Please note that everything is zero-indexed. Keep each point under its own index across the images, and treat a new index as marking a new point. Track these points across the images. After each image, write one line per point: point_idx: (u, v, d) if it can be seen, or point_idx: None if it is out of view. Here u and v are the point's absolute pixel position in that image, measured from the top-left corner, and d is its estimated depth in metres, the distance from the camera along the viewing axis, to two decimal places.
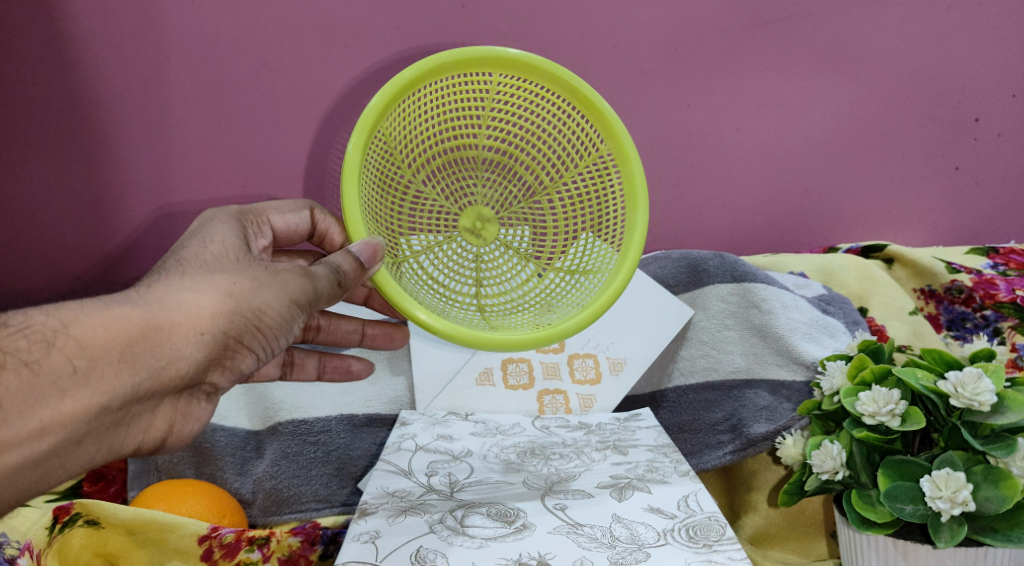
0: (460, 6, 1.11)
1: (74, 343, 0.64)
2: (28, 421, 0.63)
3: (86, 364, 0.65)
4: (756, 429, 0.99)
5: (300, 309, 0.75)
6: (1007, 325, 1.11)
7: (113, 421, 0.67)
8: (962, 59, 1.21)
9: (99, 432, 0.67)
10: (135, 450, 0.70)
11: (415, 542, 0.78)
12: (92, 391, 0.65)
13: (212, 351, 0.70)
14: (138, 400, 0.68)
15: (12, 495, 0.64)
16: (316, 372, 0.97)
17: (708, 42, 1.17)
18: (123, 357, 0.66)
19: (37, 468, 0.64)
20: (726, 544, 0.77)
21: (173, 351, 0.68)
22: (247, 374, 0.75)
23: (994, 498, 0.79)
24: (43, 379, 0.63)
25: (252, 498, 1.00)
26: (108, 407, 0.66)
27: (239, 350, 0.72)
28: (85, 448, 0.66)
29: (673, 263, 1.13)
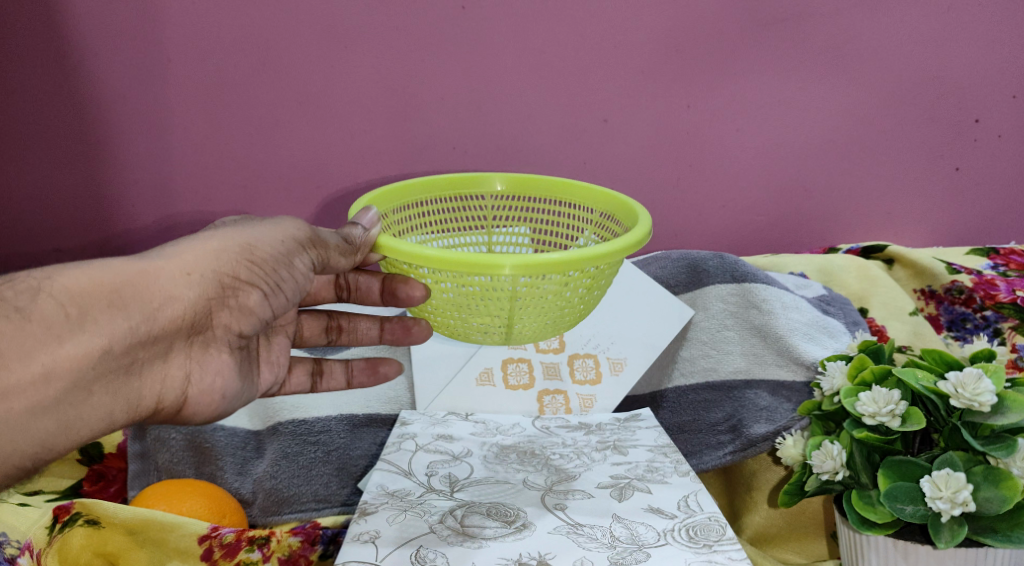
0: (460, 7, 1.13)
1: (63, 291, 0.65)
2: (31, 368, 0.64)
3: (78, 310, 0.65)
4: (756, 429, 0.99)
5: (293, 249, 0.76)
6: (1007, 325, 1.09)
7: (121, 367, 0.69)
8: (963, 59, 1.21)
9: (109, 380, 0.68)
10: (151, 398, 0.73)
11: (416, 542, 0.77)
12: (91, 335, 0.66)
13: (209, 291, 0.72)
14: (141, 342, 0.69)
15: (32, 446, 0.65)
16: (345, 378, 0.94)
17: (707, 43, 1.17)
18: (113, 301, 0.67)
19: (51, 417, 0.66)
20: (726, 544, 0.77)
21: (167, 291, 0.69)
22: (257, 319, 0.76)
23: (994, 498, 0.79)
24: (37, 326, 0.64)
25: (252, 498, 1.00)
26: (111, 350, 0.67)
27: (241, 293, 0.74)
28: (98, 397, 0.68)
29: (673, 263, 1.15)
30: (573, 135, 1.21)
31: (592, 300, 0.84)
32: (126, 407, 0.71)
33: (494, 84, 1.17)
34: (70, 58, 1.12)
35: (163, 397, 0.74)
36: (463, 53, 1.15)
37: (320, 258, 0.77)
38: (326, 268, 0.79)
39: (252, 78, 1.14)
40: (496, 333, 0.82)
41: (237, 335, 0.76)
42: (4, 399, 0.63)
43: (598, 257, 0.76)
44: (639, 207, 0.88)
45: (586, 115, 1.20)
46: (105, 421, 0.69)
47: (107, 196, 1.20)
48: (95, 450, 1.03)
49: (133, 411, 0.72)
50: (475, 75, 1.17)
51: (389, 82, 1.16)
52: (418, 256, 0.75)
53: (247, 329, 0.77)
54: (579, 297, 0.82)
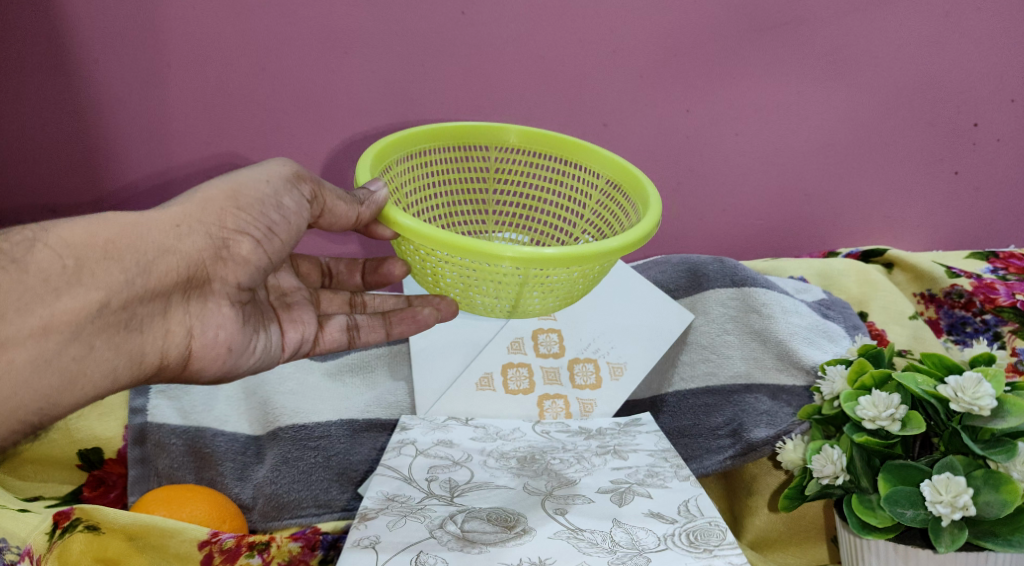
0: (460, 13, 1.15)
1: (57, 243, 0.65)
2: (30, 319, 0.63)
3: (74, 261, 0.65)
4: (756, 434, 0.99)
5: (283, 196, 0.75)
6: (1007, 329, 1.09)
7: (122, 321, 0.67)
8: (962, 63, 1.21)
9: (111, 334, 0.67)
10: (156, 356, 0.71)
11: (416, 546, 0.77)
12: (87, 287, 0.65)
13: (201, 241, 0.71)
14: (140, 293, 0.68)
15: (35, 400, 0.64)
16: (386, 331, 0.89)
17: (706, 48, 1.18)
18: (108, 252, 0.66)
19: (54, 371, 0.64)
20: (726, 549, 0.76)
21: (158, 243, 0.69)
22: (254, 269, 0.74)
23: (995, 502, 0.79)
24: (35, 278, 0.64)
25: (252, 504, 0.99)
26: (109, 302, 0.66)
27: (233, 242, 0.72)
28: (99, 352, 0.67)
29: (673, 268, 1.15)
30: (572, 140, 1.23)
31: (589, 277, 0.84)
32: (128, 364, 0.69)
33: (492, 88, 1.20)
34: (81, 63, 1.15)
35: (168, 355, 0.72)
36: (466, 55, 1.17)
37: (310, 202, 0.77)
38: (325, 216, 0.79)
39: (254, 84, 1.17)
40: (501, 306, 0.84)
41: (236, 289, 0.75)
42: (6, 351, 0.62)
43: (595, 253, 0.77)
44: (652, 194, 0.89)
45: (585, 120, 1.22)
46: (111, 377, 0.68)
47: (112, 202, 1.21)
48: (96, 455, 1.03)
49: (139, 370, 0.70)
50: (474, 80, 1.19)
51: (382, 89, 1.19)
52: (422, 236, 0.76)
53: (247, 283, 0.75)
54: (581, 278, 0.83)
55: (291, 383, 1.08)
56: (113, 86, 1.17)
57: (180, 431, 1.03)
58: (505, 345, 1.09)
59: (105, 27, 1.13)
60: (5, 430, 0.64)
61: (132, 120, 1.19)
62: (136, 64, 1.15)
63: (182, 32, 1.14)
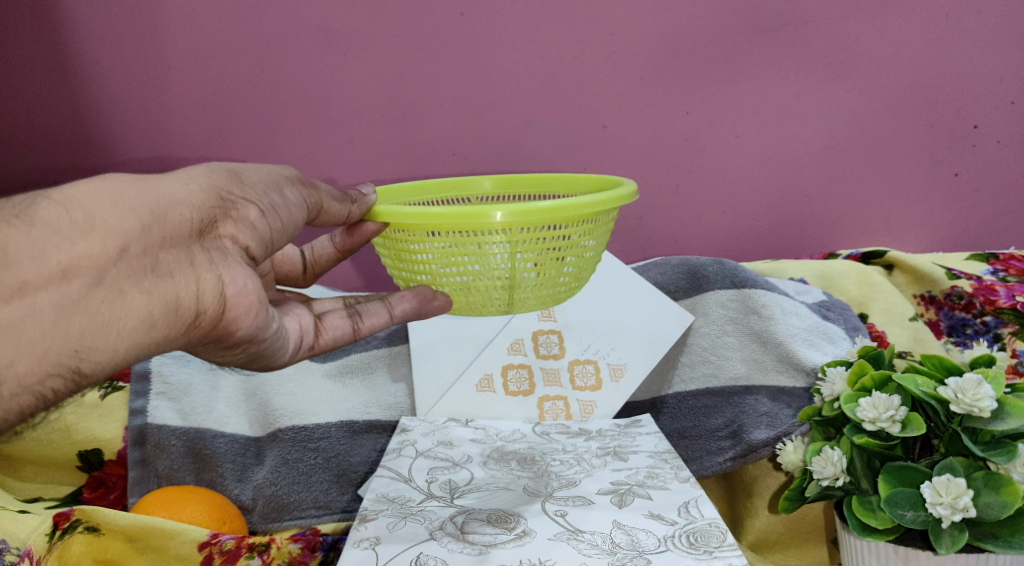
0: (460, 14, 1.18)
1: (63, 197, 0.59)
2: (46, 265, 0.57)
3: (84, 211, 0.59)
4: (757, 436, 1.00)
5: (282, 180, 0.70)
6: (1007, 331, 1.09)
7: (147, 268, 0.61)
8: (960, 65, 1.21)
9: (136, 280, 0.61)
10: (191, 304, 0.63)
11: (415, 549, 0.76)
12: (102, 233, 0.59)
13: (212, 195, 0.65)
14: (160, 240, 0.62)
15: (66, 346, 0.59)
16: (387, 312, 0.80)
17: (704, 49, 1.20)
18: (119, 201, 0.60)
19: (82, 316, 0.59)
20: (727, 550, 0.75)
21: (170, 194, 0.63)
22: (268, 237, 0.68)
23: (995, 504, 0.79)
24: (43, 229, 0.58)
25: (252, 505, 1.00)
26: (128, 249, 0.60)
27: (241, 208, 0.66)
28: (128, 298, 0.60)
29: (673, 270, 1.14)
30: (572, 142, 1.23)
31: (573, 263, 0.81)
32: (164, 307, 0.62)
33: (492, 90, 1.21)
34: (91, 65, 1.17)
35: (205, 307, 0.64)
36: (466, 56, 1.20)
37: (309, 196, 0.72)
38: (323, 216, 0.74)
39: (258, 84, 1.20)
40: (498, 299, 0.80)
41: (258, 248, 0.68)
42: (24, 296, 0.57)
43: (557, 211, 0.74)
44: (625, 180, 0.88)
45: (584, 121, 1.22)
46: (142, 326, 0.61)
47: None
48: (95, 456, 1.03)
49: (175, 320, 0.63)
50: (473, 80, 1.21)
51: (384, 91, 1.21)
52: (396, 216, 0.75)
53: (265, 244, 0.68)
54: (556, 259, 0.79)
55: (290, 385, 1.07)
56: (126, 88, 1.20)
57: (180, 432, 1.03)
58: (505, 346, 1.09)
59: (125, 30, 1.18)
60: (38, 374, 0.58)
61: (139, 121, 1.22)
62: (150, 65, 1.20)
63: (196, 35, 1.18)
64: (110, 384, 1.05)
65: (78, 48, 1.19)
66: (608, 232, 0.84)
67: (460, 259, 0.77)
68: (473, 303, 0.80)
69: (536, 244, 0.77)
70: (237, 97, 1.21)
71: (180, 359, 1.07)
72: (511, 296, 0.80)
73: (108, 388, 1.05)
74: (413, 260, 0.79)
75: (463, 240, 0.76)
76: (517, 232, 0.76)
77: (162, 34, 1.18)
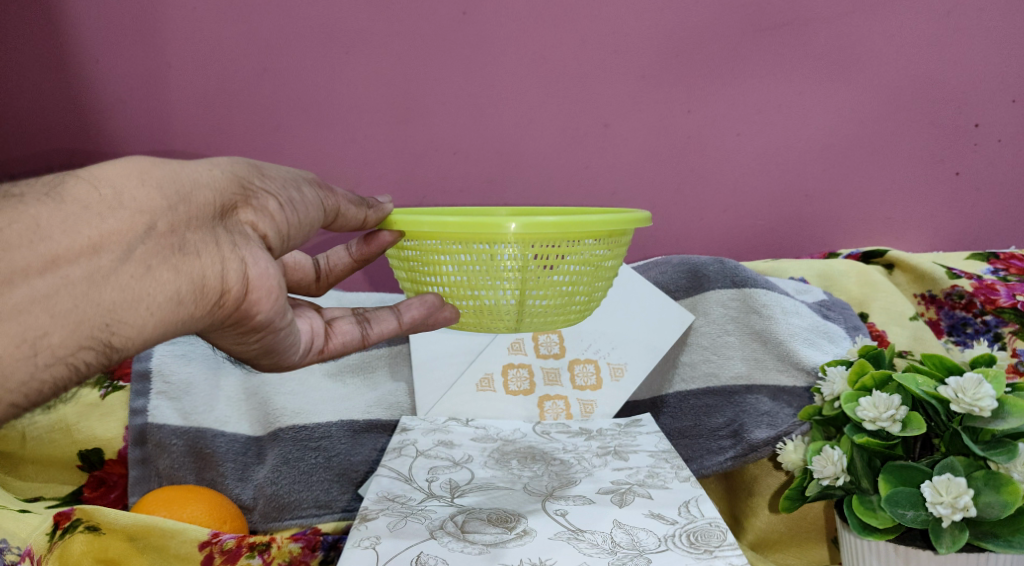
0: (461, 13, 1.19)
1: (91, 174, 0.58)
2: (76, 239, 0.56)
3: (112, 186, 0.57)
4: (757, 435, 0.99)
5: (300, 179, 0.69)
6: (1007, 330, 1.09)
7: (175, 246, 0.60)
8: (961, 64, 1.22)
9: (166, 256, 0.59)
10: (216, 284, 0.62)
11: (416, 548, 0.75)
12: (130, 208, 0.57)
13: (235, 180, 0.64)
14: (188, 218, 0.60)
15: (97, 318, 0.57)
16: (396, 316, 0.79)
17: (705, 48, 1.21)
18: (147, 178, 0.59)
19: (113, 289, 0.57)
20: (727, 550, 0.75)
21: (196, 176, 0.61)
22: (288, 229, 0.67)
23: (996, 504, 0.79)
24: (73, 206, 0.56)
25: (252, 505, 1.00)
26: (156, 226, 0.58)
27: (261, 198, 0.65)
28: (156, 275, 0.58)
29: (674, 269, 1.13)
30: (573, 141, 1.23)
31: (582, 286, 0.80)
32: (191, 285, 0.60)
33: (494, 89, 1.22)
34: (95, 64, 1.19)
35: (229, 289, 0.63)
36: (469, 55, 1.20)
37: (326, 196, 0.71)
38: (338, 221, 0.73)
39: (263, 83, 1.21)
40: (508, 318, 0.79)
41: (278, 237, 0.66)
42: (56, 268, 0.55)
43: (563, 226, 0.74)
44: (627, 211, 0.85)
45: (585, 121, 1.23)
46: (169, 303, 0.59)
47: None
48: (97, 455, 1.03)
49: (199, 299, 0.61)
50: (476, 79, 1.21)
51: (385, 89, 1.21)
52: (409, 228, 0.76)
53: (284, 234, 0.67)
54: (566, 278, 0.78)
55: (292, 384, 1.07)
56: (127, 85, 1.20)
57: (181, 431, 1.03)
58: (505, 346, 1.09)
59: (130, 29, 1.19)
60: (70, 348, 0.56)
61: (139, 120, 1.21)
62: (153, 63, 1.20)
63: (201, 34, 1.19)
64: (111, 383, 1.05)
65: (81, 47, 1.19)
66: (620, 257, 0.83)
67: (472, 275, 0.77)
68: (483, 321, 0.79)
69: (545, 261, 0.76)
70: (238, 96, 1.21)
71: (180, 358, 1.07)
72: (517, 312, 0.79)
73: (109, 387, 1.05)
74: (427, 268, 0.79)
75: (472, 253, 0.76)
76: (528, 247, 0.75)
77: (167, 32, 1.19)
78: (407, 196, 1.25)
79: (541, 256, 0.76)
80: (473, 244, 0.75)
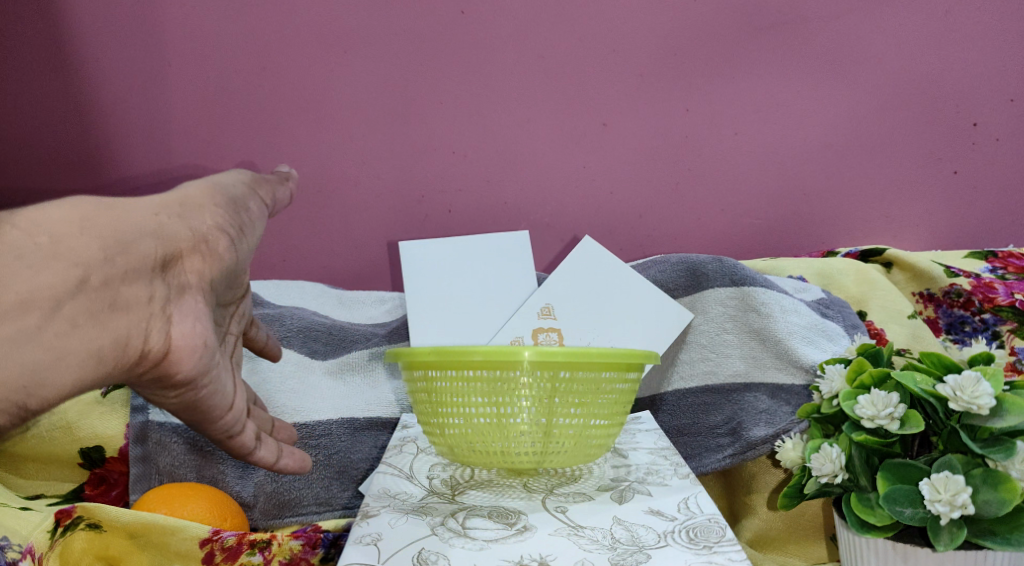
0: (461, 12, 1.21)
1: (28, 220, 0.56)
2: (4, 296, 0.54)
3: (50, 237, 0.56)
4: (755, 433, 1.01)
5: (254, 202, 0.72)
6: (1006, 329, 1.10)
7: (105, 302, 0.58)
8: (956, 64, 1.24)
9: (92, 312, 0.57)
10: (137, 350, 0.60)
11: (417, 544, 0.75)
12: (63, 262, 0.56)
13: (185, 230, 0.64)
14: (122, 271, 0.59)
15: (18, 382, 0.54)
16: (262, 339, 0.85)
17: (705, 48, 1.22)
18: (88, 228, 0.58)
19: (41, 348, 0.55)
20: (727, 545, 0.74)
21: (137, 223, 0.61)
22: (247, 262, 0.71)
23: (994, 501, 0.80)
24: (5, 257, 0.54)
25: (253, 501, 1.01)
26: (87, 279, 0.57)
27: (213, 235, 0.66)
28: (81, 333, 0.56)
29: (673, 268, 1.13)
30: (572, 140, 1.24)
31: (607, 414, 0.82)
32: (113, 341, 0.58)
33: (493, 88, 1.22)
34: (100, 63, 1.21)
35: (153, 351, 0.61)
36: (471, 55, 1.22)
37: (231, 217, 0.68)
38: (247, 231, 0.70)
39: (265, 81, 1.22)
40: (533, 448, 0.80)
41: (239, 276, 0.71)
42: None
43: (590, 354, 0.79)
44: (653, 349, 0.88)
45: (585, 119, 1.23)
46: (95, 369, 0.58)
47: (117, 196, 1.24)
48: (97, 453, 1.03)
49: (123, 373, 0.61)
50: (477, 78, 1.22)
51: (386, 87, 1.22)
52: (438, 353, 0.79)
53: (243, 273, 0.72)
54: (590, 407, 0.81)
55: (292, 382, 1.06)
56: (130, 83, 1.21)
57: (180, 429, 1.03)
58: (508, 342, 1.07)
59: (133, 28, 1.20)
60: None
61: (138, 119, 1.22)
62: (154, 63, 1.21)
63: (203, 33, 1.20)
64: None
65: (84, 45, 1.20)
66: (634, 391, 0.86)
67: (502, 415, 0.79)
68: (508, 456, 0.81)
69: (568, 399, 0.79)
70: (239, 94, 1.22)
71: None
72: (543, 453, 0.81)
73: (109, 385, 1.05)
74: (449, 401, 0.81)
75: (497, 393, 0.79)
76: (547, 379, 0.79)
77: (169, 32, 1.20)
78: (406, 194, 1.24)
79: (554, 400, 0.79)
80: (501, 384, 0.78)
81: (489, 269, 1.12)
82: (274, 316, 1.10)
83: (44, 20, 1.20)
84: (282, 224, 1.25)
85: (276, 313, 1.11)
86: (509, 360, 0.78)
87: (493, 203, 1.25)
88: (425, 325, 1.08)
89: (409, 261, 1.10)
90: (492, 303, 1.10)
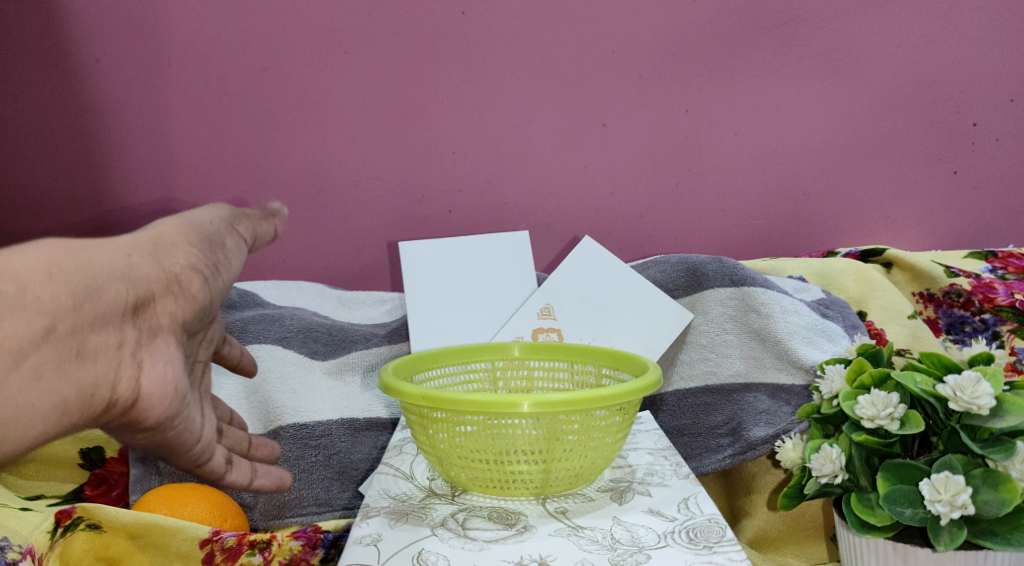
0: (461, 13, 1.21)
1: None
2: None
3: (13, 285, 0.52)
4: (755, 433, 1.01)
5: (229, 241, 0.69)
6: (1006, 329, 1.10)
7: (71, 352, 0.55)
8: (955, 64, 1.24)
9: (58, 364, 0.54)
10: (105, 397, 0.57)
11: (417, 545, 0.75)
12: (29, 311, 0.52)
13: (156, 273, 0.61)
14: (91, 318, 0.55)
15: None
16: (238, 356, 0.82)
17: (704, 48, 1.22)
18: (54, 276, 0.54)
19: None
20: (726, 545, 0.74)
21: (107, 267, 0.57)
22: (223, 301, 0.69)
23: (994, 501, 0.79)
24: None
25: (253, 502, 1.01)
26: (54, 328, 0.53)
27: (188, 279, 0.63)
28: (44, 384, 0.53)
29: (673, 268, 1.12)
30: (572, 140, 1.24)
31: (603, 447, 0.81)
32: (78, 394, 0.55)
33: (492, 89, 1.22)
34: (98, 61, 1.21)
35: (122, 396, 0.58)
36: (470, 55, 1.22)
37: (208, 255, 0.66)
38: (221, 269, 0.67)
39: (263, 80, 1.22)
40: (531, 482, 0.80)
41: (212, 314, 0.68)
42: None
43: (592, 399, 0.76)
44: (645, 361, 0.87)
45: (585, 120, 1.23)
46: (57, 421, 0.54)
47: (115, 195, 1.24)
48: (97, 454, 1.05)
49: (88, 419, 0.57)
50: (477, 77, 1.22)
51: (386, 87, 1.22)
52: (437, 400, 0.76)
53: (215, 310, 0.69)
54: (588, 442, 0.80)
55: (291, 383, 1.06)
56: (129, 82, 1.22)
57: None
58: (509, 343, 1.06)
59: (133, 28, 1.20)
60: None
61: (137, 120, 1.22)
62: (154, 63, 1.21)
63: (202, 34, 1.21)
64: None
65: (84, 44, 1.21)
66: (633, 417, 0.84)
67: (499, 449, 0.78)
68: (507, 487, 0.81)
69: (567, 435, 0.78)
70: (238, 92, 1.22)
71: None
72: (543, 483, 0.81)
73: None
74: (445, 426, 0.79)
75: (494, 428, 0.77)
76: (547, 417, 0.77)
77: (169, 33, 1.21)
78: (406, 195, 1.24)
79: (555, 438, 0.78)
80: (499, 419, 0.77)
81: (489, 269, 1.12)
82: (274, 317, 1.10)
83: (45, 22, 1.20)
84: (282, 225, 1.25)
85: (276, 315, 1.11)
86: (507, 408, 0.75)
87: (492, 204, 1.25)
88: (425, 326, 1.08)
89: (408, 261, 1.10)
90: (493, 303, 1.10)
